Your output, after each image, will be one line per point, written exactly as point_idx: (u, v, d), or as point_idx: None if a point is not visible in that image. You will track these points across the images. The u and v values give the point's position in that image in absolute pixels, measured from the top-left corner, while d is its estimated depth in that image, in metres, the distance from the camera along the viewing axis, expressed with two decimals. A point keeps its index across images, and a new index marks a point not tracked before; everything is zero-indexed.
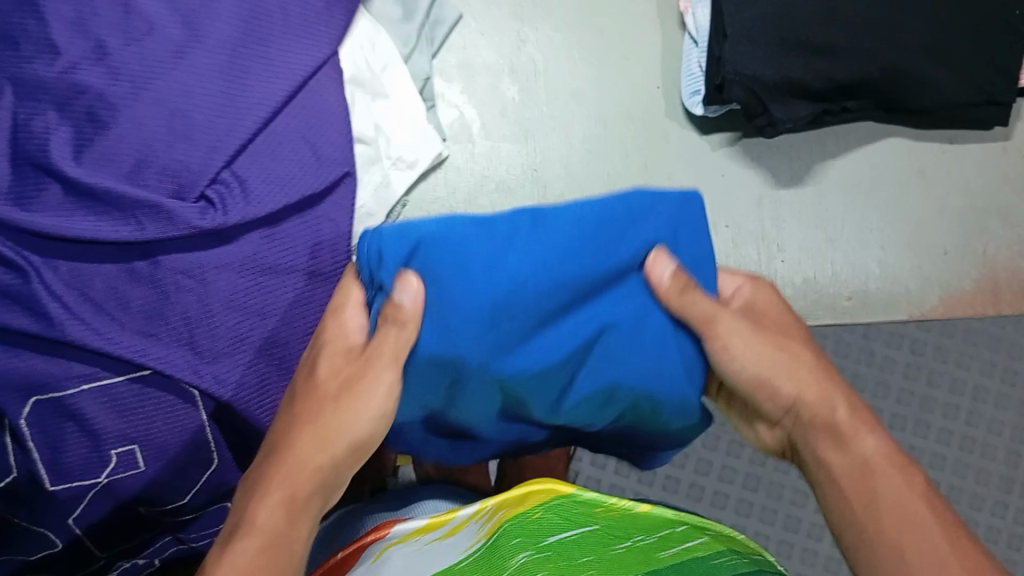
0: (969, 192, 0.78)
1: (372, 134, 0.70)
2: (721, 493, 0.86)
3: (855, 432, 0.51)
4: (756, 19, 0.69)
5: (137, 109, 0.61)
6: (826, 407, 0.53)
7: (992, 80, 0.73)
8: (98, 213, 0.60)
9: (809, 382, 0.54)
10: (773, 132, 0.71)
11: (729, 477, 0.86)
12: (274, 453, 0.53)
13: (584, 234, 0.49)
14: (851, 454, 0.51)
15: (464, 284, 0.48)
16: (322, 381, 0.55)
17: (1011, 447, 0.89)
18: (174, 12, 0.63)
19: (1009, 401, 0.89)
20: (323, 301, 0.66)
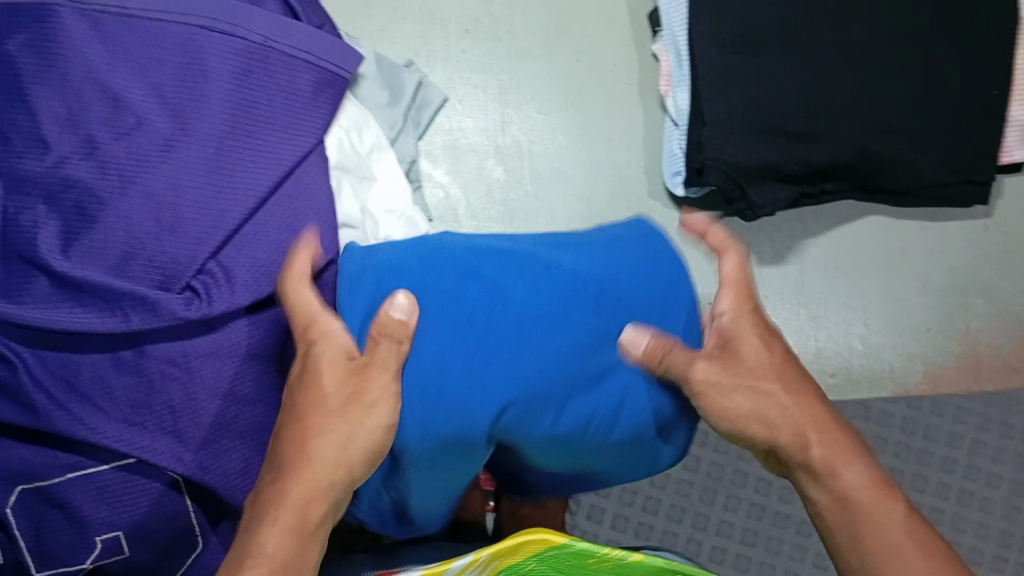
0: (951, 270, 0.79)
1: (359, 216, 0.71)
2: (719, 548, 0.85)
3: (838, 471, 0.56)
4: (733, 104, 0.70)
5: (125, 203, 0.62)
6: (802, 440, 0.57)
7: (967, 158, 0.74)
8: (86, 305, 0.61)
9: (794, 415, 0.57)
10: (752, 216, 0.73)
11: (726, 531, 0.86)
12: (280, 457, 0.54)
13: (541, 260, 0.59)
14: (832, 495, 0.55)
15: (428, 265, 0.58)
16: (325, 384, 0.55)
17: (1008, 501, 0.76)
18: (163, 106, 0.64)
19: (1006, 455, 0.77)
20: None
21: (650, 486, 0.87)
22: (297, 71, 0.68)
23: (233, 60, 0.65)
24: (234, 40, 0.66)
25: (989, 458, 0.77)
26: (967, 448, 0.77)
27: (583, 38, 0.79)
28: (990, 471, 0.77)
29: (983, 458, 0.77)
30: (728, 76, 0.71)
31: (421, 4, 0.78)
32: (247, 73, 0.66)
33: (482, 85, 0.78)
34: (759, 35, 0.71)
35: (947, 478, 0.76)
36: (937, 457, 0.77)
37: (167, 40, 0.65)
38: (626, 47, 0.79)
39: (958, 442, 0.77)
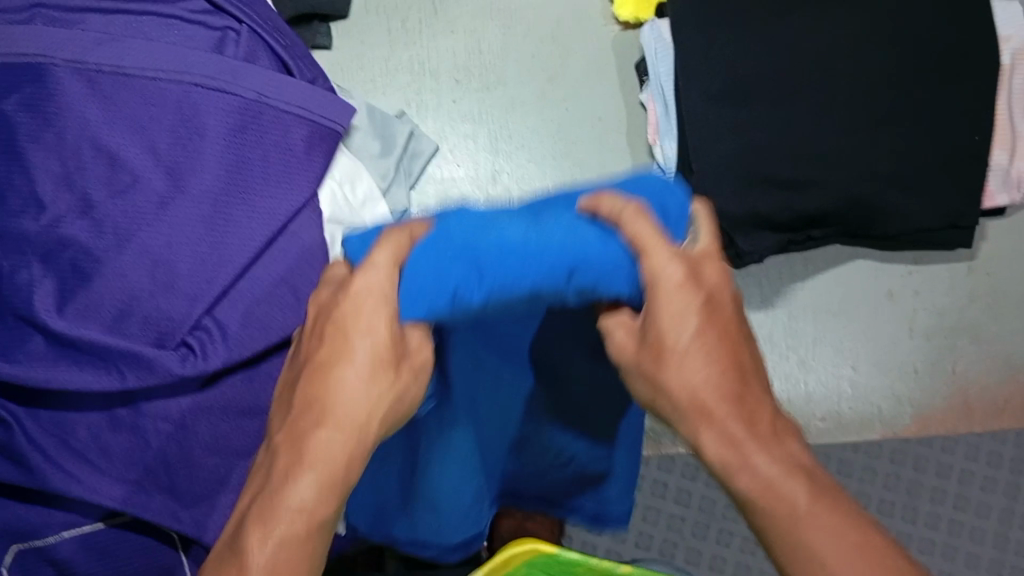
0: (938, 312, 0.80)
1: None
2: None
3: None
4: (720, 155, 0.72)
5: (121, 261, 0.62)
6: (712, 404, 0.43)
7: (954, 204, 0.75)
8: (81, 363, 0.61)
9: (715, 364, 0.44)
10: (741, 262, 0.75)
11: (720, 567, 0.86)
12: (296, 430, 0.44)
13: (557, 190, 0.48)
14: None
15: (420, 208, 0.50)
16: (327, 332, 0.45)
17: (997, 529, 0.76)
18: (159, 163, 0.64)
19: (994, 484, 0.77)
20: None
21: (643, 519, 0.88)
22: (291, 126, 0.68)
23: (228, 117, 0.66)
24: (227, 98, 0.66)
25: (977, 487, 0.77)
26: (956, 477, 0.77)
27: (572, 88, 0.80)
28: (979, 499, 0.77)
29: (972, 488, 0.77)
30: (716, 127, 0.72)
31: (411, 55, 0.79)
32: (241, 129, 0.67)
33: (472, 135, 0.79)
34: (748, 82, 0.72)
35: (935, 507, 0.77)
36: (927, 488, 0.77)
37: (161, 98, 0.65)
38: (613, 96, 0.80)
39: (946, 471, 0.77)
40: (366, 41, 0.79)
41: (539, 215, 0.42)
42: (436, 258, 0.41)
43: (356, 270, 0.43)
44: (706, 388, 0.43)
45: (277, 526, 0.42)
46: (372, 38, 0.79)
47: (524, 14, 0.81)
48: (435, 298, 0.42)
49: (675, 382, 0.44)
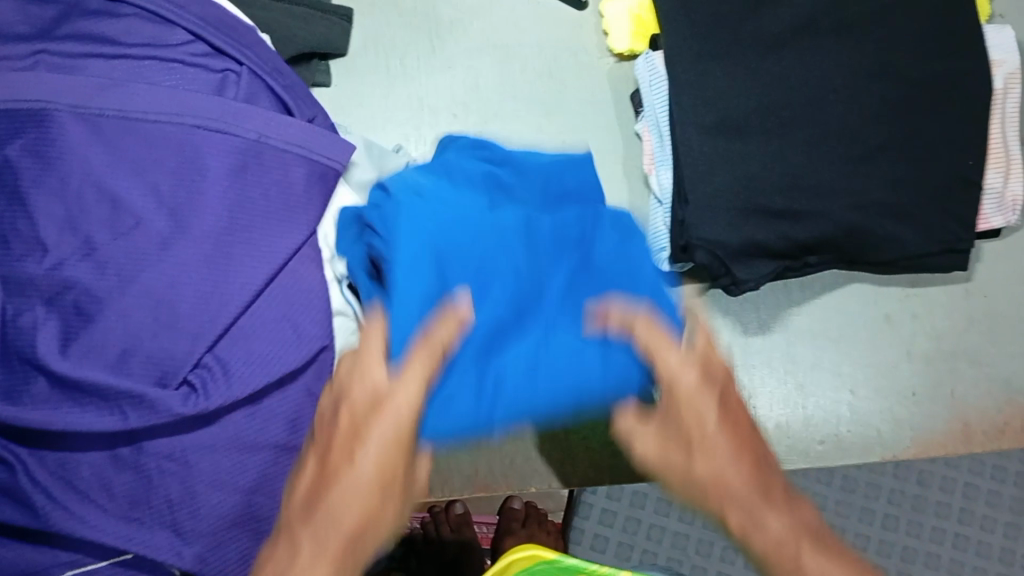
0: (936, 336, 0.80)
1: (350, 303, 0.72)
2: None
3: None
4: (717, 186, 0.72)
5: (123, 301, 0.63)
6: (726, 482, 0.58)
7: (948, 229, 0.76)
8: (85, 404, 0.62)
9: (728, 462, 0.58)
10: (738, 290, 0.74)
11: None
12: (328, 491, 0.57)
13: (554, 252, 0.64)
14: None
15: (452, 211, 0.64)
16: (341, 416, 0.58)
17: None
18: (160, 205, 0.65)
19: None
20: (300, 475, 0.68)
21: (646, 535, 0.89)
22: (290, 165, 0.69)
23: (229, 157, 0.67)
24: (229, 138, 0.67)
25: None
26: None
27: (569, 121, 0.80)
28: None
29: None
30: (712, 157, 0.73)
31: (409, 91, 0.80)
32: (241, 169, 0.68)
33: None
34: (741, 116, 0.74)
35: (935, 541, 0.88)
36: None
37: (163, 141, 0.66)
38: (610, 129, 0.81)
39: None
40: (365, 78, 0.80)
41: (546, 342, 0.62)
42: (460, 391, 0.61)
43: (393, 386, 0.57)
44: (728, 473, 0.58)
45: (330, 539, 0.56)
46: (370, 75, 0.80)
47: (522, 49, 0.82)
48: (455, 429, 0.62)
49: (709, 470, 0.58)
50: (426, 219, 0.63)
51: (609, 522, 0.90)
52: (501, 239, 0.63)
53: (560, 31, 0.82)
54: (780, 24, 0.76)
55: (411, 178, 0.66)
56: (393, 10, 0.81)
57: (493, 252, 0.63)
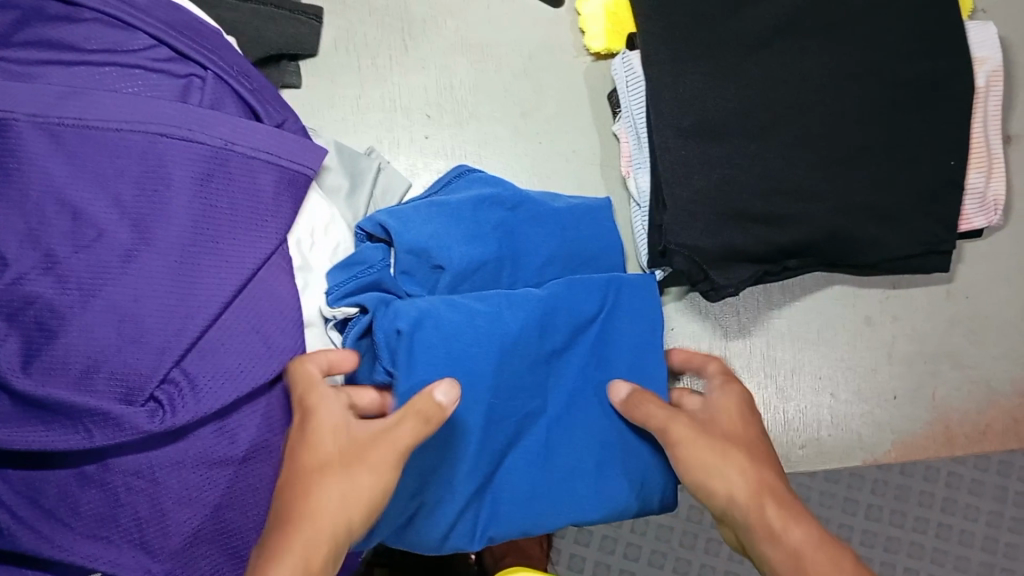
0: (917, 338, 0.79)
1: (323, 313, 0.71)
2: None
3: (787, 528, 0.49)
4: (696, 191, 0.70)
5: (86, 317, 0.61)
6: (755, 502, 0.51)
7: (930, 230, 0.75)
8: (49, 422, 0.61)
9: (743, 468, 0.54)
10: (717, 296, 0.73)
11: None
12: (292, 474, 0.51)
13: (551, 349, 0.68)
14: (781, 546, 0.48)
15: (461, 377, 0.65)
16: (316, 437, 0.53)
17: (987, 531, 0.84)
18: (124, 216, 0.64)
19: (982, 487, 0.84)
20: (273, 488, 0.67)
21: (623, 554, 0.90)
22: (258, 172, 0.68)
23: (195, 166, 0.66)
24: (193, 146, 0.66)
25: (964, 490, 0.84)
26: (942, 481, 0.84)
27: (546, 122, 0.79)
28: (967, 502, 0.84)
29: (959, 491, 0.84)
30: (691, 162, 0.71)
31: (382, 93, 0.78)
32: (208, 178, 0.66)
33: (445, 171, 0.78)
34: (719, 119, 0.71)
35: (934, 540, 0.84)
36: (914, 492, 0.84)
37: (125, 149, 0.64)
38: (586, 129, 0.79)
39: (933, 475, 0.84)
40: (336, 79, 0.78)
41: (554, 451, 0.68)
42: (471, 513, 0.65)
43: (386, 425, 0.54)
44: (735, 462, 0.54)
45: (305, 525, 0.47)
46: (341, 75, 0.78)
47: (498, 48, 0.79)
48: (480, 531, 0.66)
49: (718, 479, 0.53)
50: (448, 335, 0.64)
51: (585, 540, 0.91)
52: (507, 343, 0.66)
53: (536, 28, 0.80)
54: (759, 20, 0.73)
55: (416, 232, 0.68)
56: (365, 9, 0.79)
57: (502, 392, 0.66)
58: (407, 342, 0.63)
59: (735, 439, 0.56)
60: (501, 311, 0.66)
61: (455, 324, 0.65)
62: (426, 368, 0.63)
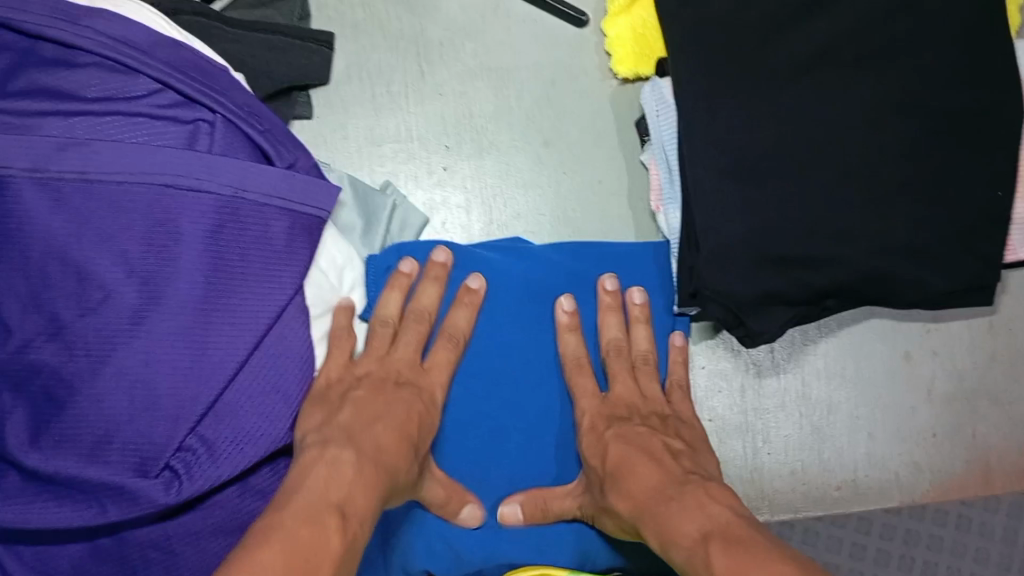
0: (958, 375, 0.77)
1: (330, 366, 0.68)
2: None
3: (625, 472, 0.62)
4: (733, 232, 0.67)
5: (97, 386, 0.58)
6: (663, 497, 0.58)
7: (974, 267, 0.71)
8: (60, 498, 0.58)
9: (650, 472, 0.61)
10: (752, 342, 0.71)
11: None
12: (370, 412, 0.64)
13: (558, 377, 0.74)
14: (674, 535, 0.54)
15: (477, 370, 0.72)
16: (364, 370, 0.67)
17: None
18: (131, 275, 0.60)
19: None
20: None
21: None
22: (270, 220, 0.64)
23: (205, 218, 0.62)
24: (202, 197, 0.62)
25: None
26: None
27: (571, 153, 0.75)
28: None
29: None
30: (728, 202, 0.67)
31: (395, 121, 0.74)
32: (219, 230, 0.62)
33: (465, 205, 0.74)
34: (758, 157, 0.68)
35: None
36: None
37: (131, 203, 0.61)
38: (612, 159, 0.76)
39: None
40: (349, 109, 0.74)
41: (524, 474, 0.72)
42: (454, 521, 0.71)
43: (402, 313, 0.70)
44: (612, 445, 0.65)
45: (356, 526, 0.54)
46: (354, 105, 0.74)
47: (518, 73, 0.76)
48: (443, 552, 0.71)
49: (637, 490, 0.60)
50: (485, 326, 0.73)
51: None
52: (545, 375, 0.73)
53: (555, 49, 0.76)
54: (796, 48, 0.69)
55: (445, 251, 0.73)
56: (377, 33, 0.75)
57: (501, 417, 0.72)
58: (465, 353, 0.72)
59: (654, 450, 0.63)
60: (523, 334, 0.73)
61: (513, 334, 0.73)
62: (498, 381, 0.72)
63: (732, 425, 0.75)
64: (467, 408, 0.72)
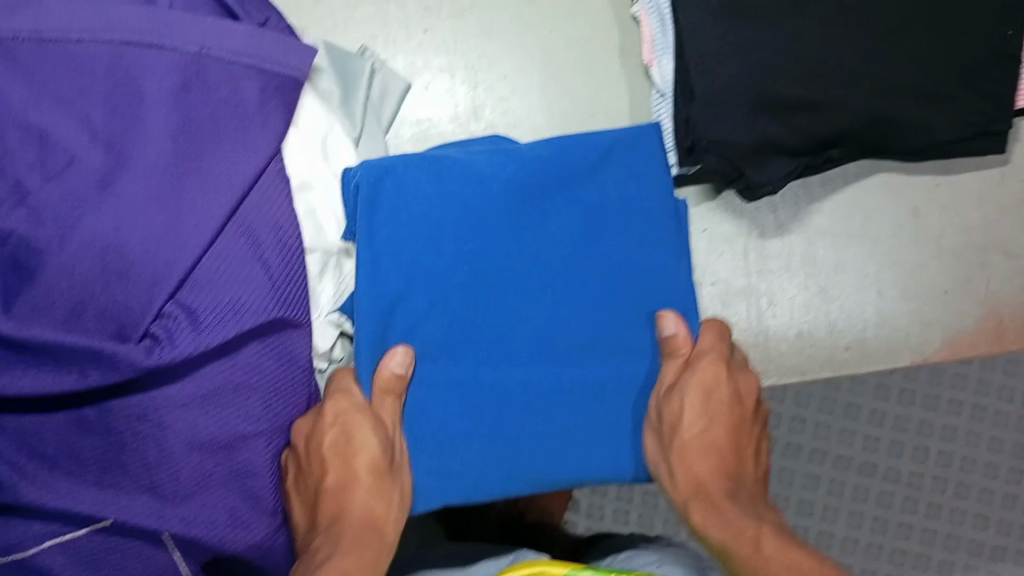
0: (967, 227, 0.74)
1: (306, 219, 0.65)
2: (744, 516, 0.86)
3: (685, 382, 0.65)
4: (727, 75, 0.65)
5: (67, 251, 0.56)
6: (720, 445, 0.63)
7: (985, 108, 0.68)
8: (39, 365, 0.56)
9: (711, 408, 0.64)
10: (752, 196, 0.68)
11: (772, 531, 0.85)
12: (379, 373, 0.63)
13: (572, 246, 0.65)
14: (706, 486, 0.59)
15: (479, 260, 0.64)
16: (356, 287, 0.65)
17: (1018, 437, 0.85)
18: (96, 138, 0.58)
19: None
20: (279, 413, 0.62)
21: (644, 505, 0.86)
22: (240, 78, 0.61)
23: (170, 76, 0.59)
24: (167, 54, 0.59)
25: None
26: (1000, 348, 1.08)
27: (555, 7, 0.72)
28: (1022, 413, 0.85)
29: None
30: (720, 45, 0.65)
31: None
32: (185, 88, 0.60)
33: (448, 67, 0.71)
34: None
35: (917, 468, 0.85)
36: (985, 436, 0.86)
37: (91, 64, 0.58)
38: (601, 13, 0.72)
39: None
40: None
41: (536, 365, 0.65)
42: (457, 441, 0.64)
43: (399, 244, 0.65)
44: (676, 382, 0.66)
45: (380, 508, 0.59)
46: None
47: None
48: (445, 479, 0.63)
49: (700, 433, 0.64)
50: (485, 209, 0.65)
51: (602, 492, 0.87)
52: (556, 240, 0.65)
53: None
54: None
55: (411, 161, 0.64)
56: None
57: (512, 306, 0.65)
58: (439, 289, 0.64)
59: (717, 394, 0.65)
60: (534, 202, 0.65)
61: (513, 206, 0.65)
62: (486, 298, 0.64)
63: (743, 290, 0.72)
64: (462, 319, 0.64)
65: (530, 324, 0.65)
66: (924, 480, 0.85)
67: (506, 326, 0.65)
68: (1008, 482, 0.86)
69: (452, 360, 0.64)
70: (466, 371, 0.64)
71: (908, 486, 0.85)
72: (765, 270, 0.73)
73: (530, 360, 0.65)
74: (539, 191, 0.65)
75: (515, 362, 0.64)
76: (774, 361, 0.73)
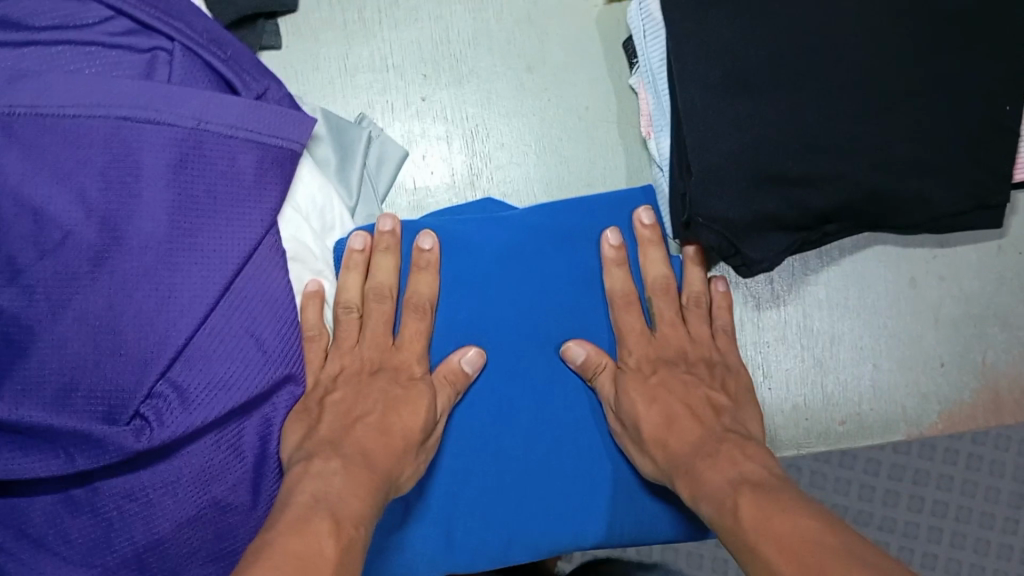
0: (966, 298, 0.73)
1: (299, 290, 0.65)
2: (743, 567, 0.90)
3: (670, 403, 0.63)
4: (726, 149, 0.64)
5: (60, 329, 0.55)
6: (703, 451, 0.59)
7: (984, 183, 0.68)
8: (27, 447, 0.56)
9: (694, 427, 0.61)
10: (749, 271, 0.68)
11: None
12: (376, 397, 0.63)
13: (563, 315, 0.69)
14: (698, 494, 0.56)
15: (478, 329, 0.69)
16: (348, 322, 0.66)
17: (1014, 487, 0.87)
18: (90, 214, 0.57)
19: None
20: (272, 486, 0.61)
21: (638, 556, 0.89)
22: (237, 153, 0.61)
23: (167, 151, 0.59)
24: (163, 129, 0.58)
25: None
26: None
27: (553, 75, 0.72)
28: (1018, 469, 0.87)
29: None
30: (722, 116, 0.64)
31: (370, 50, 0.71)
32: (182, 164, 0.59)
33: (445, 136, 0.71)
34: (752, 70, 0.64)
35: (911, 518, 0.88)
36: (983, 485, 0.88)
37: (88, 137, 0.58)
38: (601, 83, 0.72)
39: None
40: (320, 37, 0.71)
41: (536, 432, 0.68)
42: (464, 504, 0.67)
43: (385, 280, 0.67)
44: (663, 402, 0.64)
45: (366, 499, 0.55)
46: (324, 32, 0.71)
47: None
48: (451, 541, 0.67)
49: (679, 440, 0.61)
50: (483, 279, 0.69)
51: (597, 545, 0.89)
52: (549, 308, 0.69)
53: None
54: None
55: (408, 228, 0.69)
56: None
57: (509, 375, 0.68)
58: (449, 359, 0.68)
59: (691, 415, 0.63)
60: (528, 273, 0.69)
61: (507, 277, 0.69)
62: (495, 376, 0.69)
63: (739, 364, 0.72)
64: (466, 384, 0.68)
65: (528, 390, 0.68)
66: (920, 530, 0.88)
67: (507, 396, 0.68)
68: (1005, 531, 0.88)
69: (457, 428, 0.68)
70: (473, 435, 0.68)
71: (903, 536, 0.88)
72: (761, 343, 0.72)
73: (528, 424, 0.68)
74: (532, 261, 0.69)
75: (516, 429, 0.68)
76: (770, 434, 0.72)
